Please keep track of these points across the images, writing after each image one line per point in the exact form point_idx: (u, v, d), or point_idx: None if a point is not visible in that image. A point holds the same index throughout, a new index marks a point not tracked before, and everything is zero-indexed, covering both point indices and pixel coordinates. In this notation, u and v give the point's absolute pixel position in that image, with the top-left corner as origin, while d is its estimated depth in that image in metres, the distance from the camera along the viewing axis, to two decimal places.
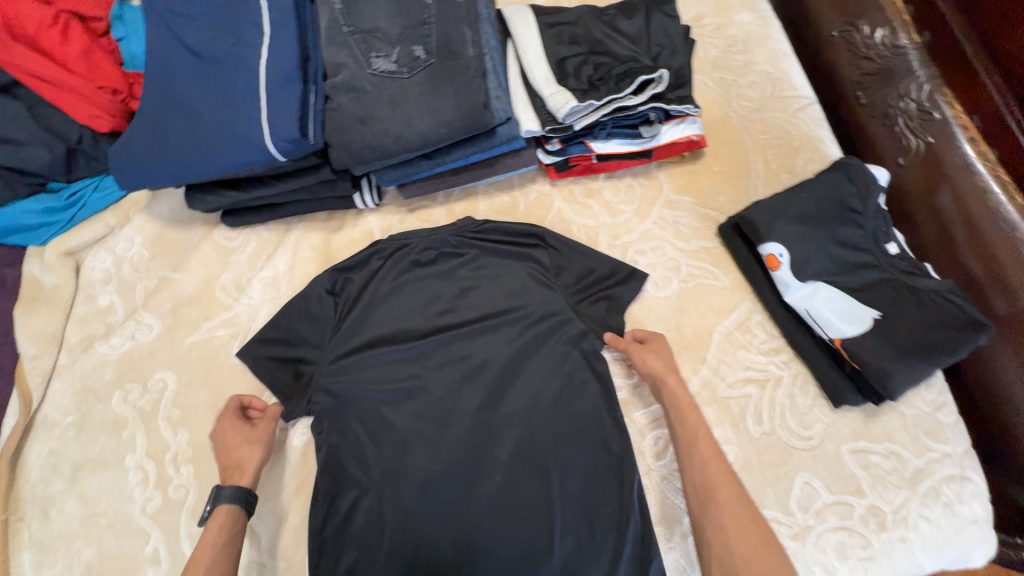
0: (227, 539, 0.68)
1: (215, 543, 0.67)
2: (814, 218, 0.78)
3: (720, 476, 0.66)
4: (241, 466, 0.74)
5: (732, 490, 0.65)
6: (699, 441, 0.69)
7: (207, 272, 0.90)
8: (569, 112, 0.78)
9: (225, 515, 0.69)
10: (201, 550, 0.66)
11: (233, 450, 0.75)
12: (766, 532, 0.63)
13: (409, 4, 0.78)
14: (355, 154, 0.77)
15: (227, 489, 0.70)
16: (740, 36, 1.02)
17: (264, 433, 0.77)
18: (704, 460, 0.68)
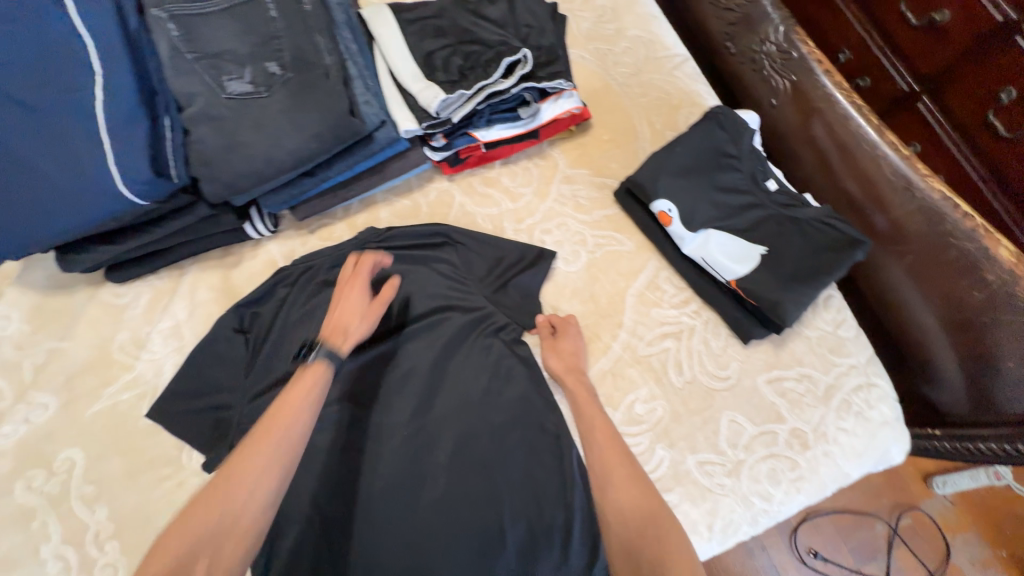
0: (314, 401, 0.63)
1: (308, 397, 0.63)
2: (694, 169, 0.81)
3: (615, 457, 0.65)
4: (347, 330, 0.71)
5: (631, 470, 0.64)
6: (599, 426, 0.70)
7: (102, 334, 0.84)
8: (441, 105, 0.78)
9: (317, 372, 0.65)
10: (294, 393, 0.63)
11: (346, 313, 0.73)
12: (661, 510, 0.60)
13: (254, 20, 0.74)
14: (228, 185, 0.73)
15: (327, 348, 0.67)
16: (608, 5, 1.04)
17: (373, 315, 0.75)
18: (602, 444, 0.67)
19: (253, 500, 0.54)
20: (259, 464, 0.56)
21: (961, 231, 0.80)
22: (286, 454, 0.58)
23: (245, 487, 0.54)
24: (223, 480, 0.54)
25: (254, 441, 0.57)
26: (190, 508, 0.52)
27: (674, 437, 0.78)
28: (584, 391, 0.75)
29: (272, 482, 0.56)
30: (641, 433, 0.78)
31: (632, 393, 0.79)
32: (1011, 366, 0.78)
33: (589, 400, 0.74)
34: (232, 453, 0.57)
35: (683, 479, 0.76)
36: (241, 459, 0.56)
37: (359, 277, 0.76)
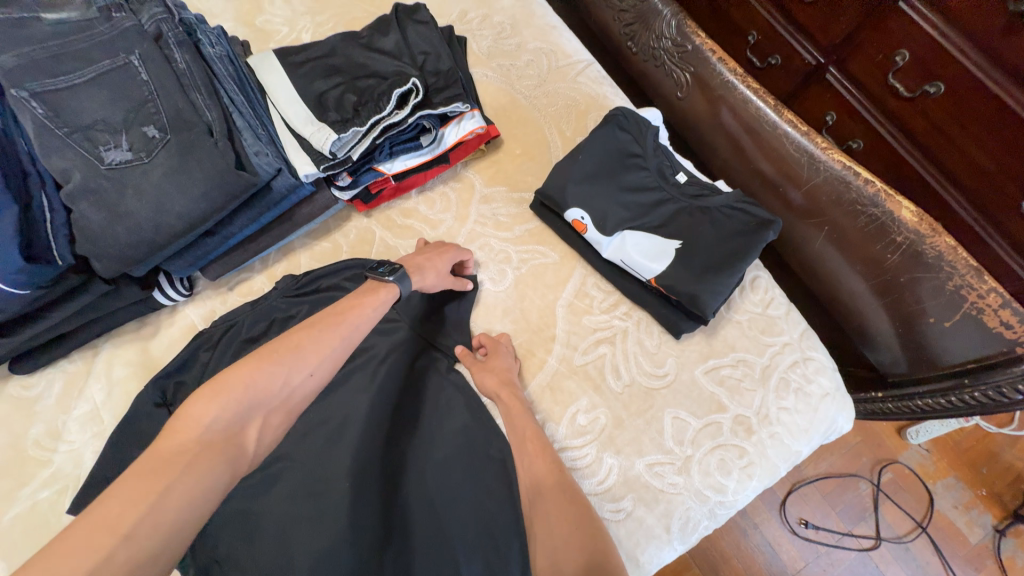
0: (378, 316, 0.68)
1: (375, 313, 0.68)
2: (600, 173, 0.82)
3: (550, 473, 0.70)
4: (421, 274, 0.76)
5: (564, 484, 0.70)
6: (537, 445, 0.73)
7: (13, 433, 0.79)
8: (335, 145, 0.77)
9: (386, 292, 0.70)
10: (368, 303, 0.68)
11: (429, 262, 0.78)
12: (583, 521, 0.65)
13: (124, 85, 0.71)
14: (120, 258, 0.70)
15: (404, 276, 0.73)
16: (506, 20, 1.04)
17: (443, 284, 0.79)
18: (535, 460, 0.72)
19: (306, 382, 0.59)
20: (317, 356, 0.60)
21: (865, 196, 0.81)
22: (344, 349, 0.63)
23: (305, 372, 0.59)
24: (290, 358, 0.58)
25: (318, 333, 0.62)
26: (253, 360, 0.56)
27: (620, 444, 0.77)
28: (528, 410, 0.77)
29: (323, 371, 0.61)
30: (587, 444, 0.77)
31: (573, 405, 0.79)
32: (936, 322, 0.78)
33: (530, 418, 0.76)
34: (300, 327, 0.62)
35: (634, 485, 0.75)
36: (310, 343, 0.60)
37: (459, 250, 0.83)
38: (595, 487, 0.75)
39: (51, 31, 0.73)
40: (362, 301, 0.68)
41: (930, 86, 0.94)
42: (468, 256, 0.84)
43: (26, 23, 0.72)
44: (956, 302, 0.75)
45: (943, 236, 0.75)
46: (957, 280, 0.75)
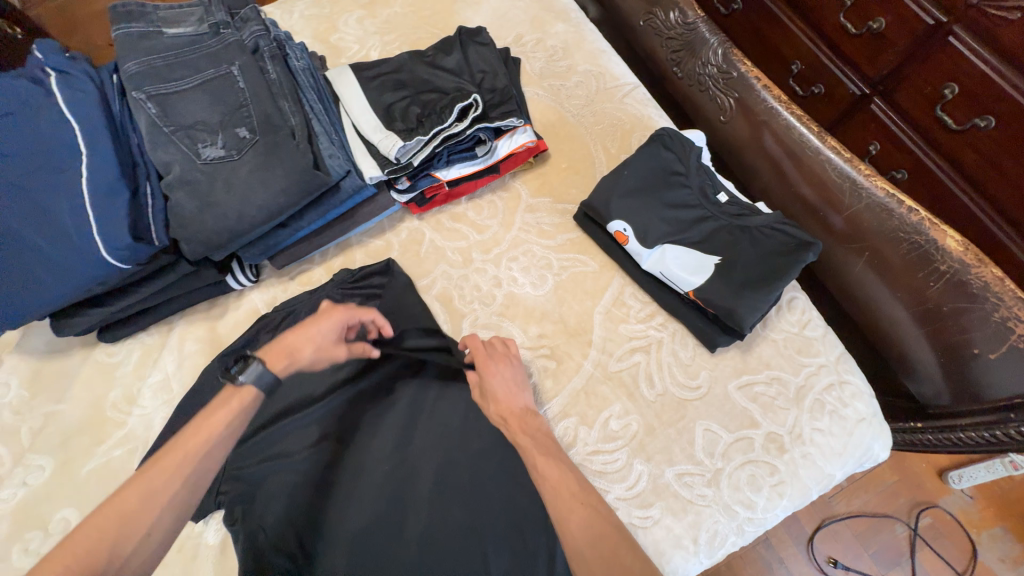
0: (235, 422, 0.64)
1: (230, 422, 0.63)
2: (643, 189, 0.86)
3: (606, 528, 0.63)
4: (290, 356, 0.70)
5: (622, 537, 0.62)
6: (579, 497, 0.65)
7: (95, 394, 0.88)
8: (400, 151, 0.84)
9: (242, 394, 0.65)
10: (221, 412, 0.63)
11: (300, 338, 0.71)
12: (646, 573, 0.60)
13: (223, 91, 0.81)
14: (205, 242, 0.78)
15: (257, 369, 0.66)
16: (559, 44, 1.10)
17: (331, 353, 0.74)
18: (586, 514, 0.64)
19: (159, 526, 0.56)
20: (168, 499, 0.57)
21: (908, 223, 0.82)
22: (187, 496, 0.59)
23: (141, 532, 0.55)
24: (133, 512, 0.56)
25: (167, 473, 0.58)
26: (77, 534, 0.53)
27: (650, 451, 0.79)
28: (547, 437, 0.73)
29: (179, 507, 0.58)
30: (618, 449, 0.79)
31: (606, 409, 0.82)
32: (980, 353, 0.78)
33: (558, 458, 0.71)
34: (136, 476, 0.58)
35: (664, 493, 0.77)
36: (142, 501, 0.56)
37: (341, 310, 0.75)
38: (624, 491, 0.77)
39: (168, 42, 0.83)
40: (212, 412, 0.64)
41: (981, 120, 0.94)
42: (357, 311, 0.77)
43: (150, 36, 0.83)
44: (1002, 334, 0.75)
45: (988, 267, 0.77)
46: (1004, 312, 0.75)
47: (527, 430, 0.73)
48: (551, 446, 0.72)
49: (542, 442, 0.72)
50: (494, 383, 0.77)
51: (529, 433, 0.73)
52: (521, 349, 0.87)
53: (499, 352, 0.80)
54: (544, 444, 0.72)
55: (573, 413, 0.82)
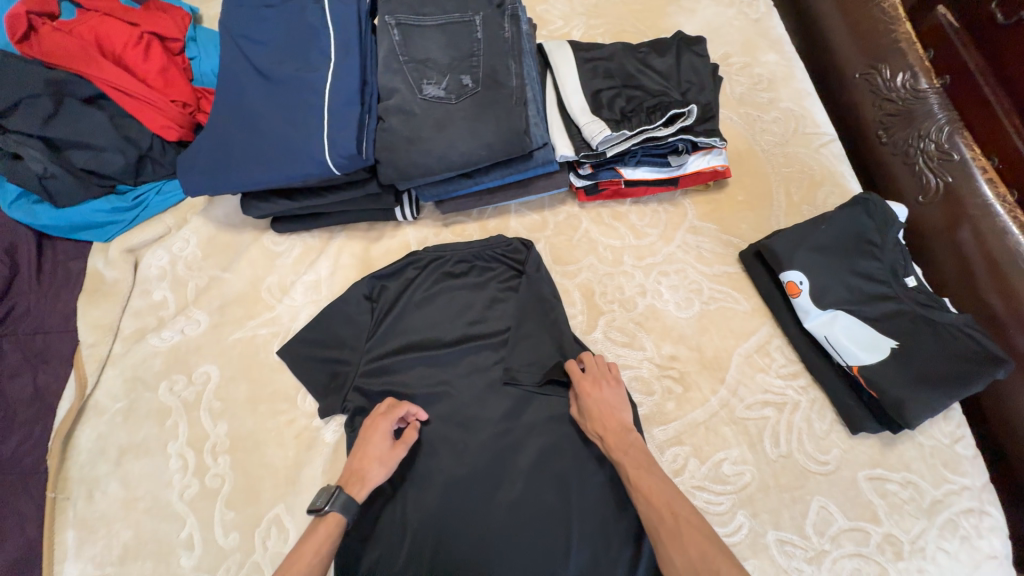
0: (321, 555, 0.65)
1: (317, 554, 0.65)
2: (833, 248, 0.81)
3: (702, 548, 0.59)
4: (363, 478, 0.73)
5: (725, 557, 0.58)
6: (674, 510, 0.63)
7: (255, 274, 0.96)
8: (603, 139, 0.83)
9: (329, 524, 0.68)
10: (307, 547, 0.65)
11: (365, 459, 0.75)
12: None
13: (461, 37, 0.84)
14: (401, 170, 0.82)
15: (341, 497, 0.69)
16: (766, 74, 1.07)
17: (392, 460, 0.76)
18: (683, 534, 0.60)
19: None
20: None
21: None
22: None
23: None
24: None
25: None
26: None
27: (758, 507, 0.77)
28: (642, 451, 0.71)
29: None
30: (724, 493, 0.78)
31: (722, 451, 0.80)
32: None
33: (655, 473, 0.68)
34: None
35: (759, 552, 0.75)
36: None
37: (383, 419, 0.78)
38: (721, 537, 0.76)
39: None
40: (302, 550, 0.66)
41: None
42: (394, 412, 0.79)
43: None
44: None
45: None
46: None
47: (622, 444, 0.71)
48: (647, 460, 0.70)
49: (636, 457, 0.70)
50: (591, 400, 0.76)
51: (625, 448, 0.71)
52: (649, 363, 0.87)
53: (599, 372, 0.79)
54: (640, 461, 0.69)
55: (687, 442, 0.81)
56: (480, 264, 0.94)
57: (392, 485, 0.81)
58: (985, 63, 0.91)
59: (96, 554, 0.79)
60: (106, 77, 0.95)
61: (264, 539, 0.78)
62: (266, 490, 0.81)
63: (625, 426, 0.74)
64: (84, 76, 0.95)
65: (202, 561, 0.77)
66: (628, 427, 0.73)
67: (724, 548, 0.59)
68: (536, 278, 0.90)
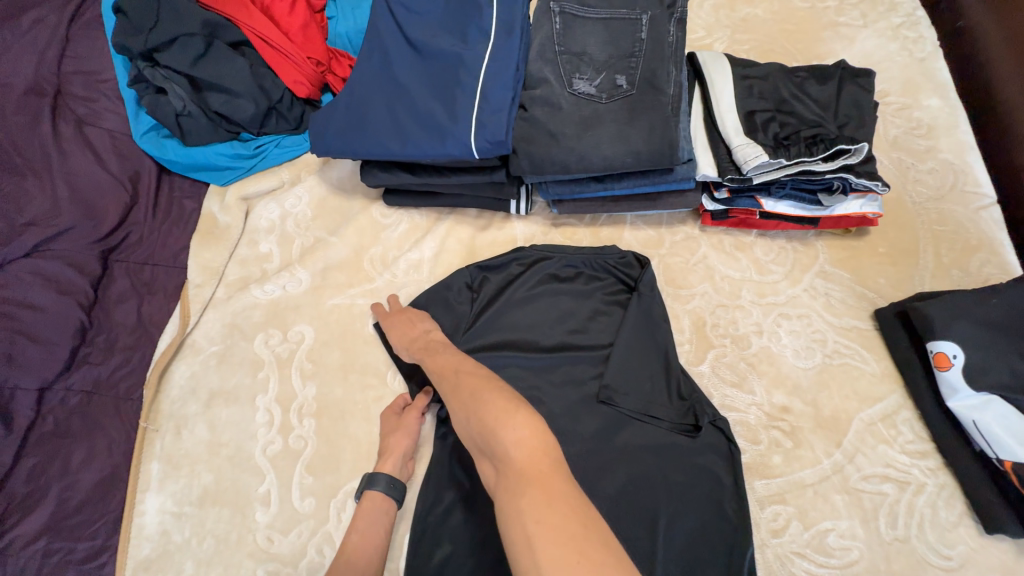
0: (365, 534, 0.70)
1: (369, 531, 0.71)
2: (999, 325, 0.73)
3: (471, 385, 0.63)
4: (390, 452, 0.77)
5: (490, 388, 0.61)
6: (458, 369, 0.68)
7: (361, 242, 0.96)
8: (756, 165, 0.78)
9: (372, 501, 0.73)
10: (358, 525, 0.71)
11: (390, 438, 0.79)
12: (551, 444, 0.54)
13: (623, 36, 0.80)
14: (535, 163, 0.79)
15: (375, 477, 0.75)
16: (926, 119, 0.98)
17: (410, 427, 0.79)
18: (461, 382, 0.65)
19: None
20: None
21: None
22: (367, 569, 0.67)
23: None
24: None
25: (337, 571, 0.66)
26: None
27: None
28: (439, 341, 0.77)
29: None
30: (827, 566, 0.71)
31: (831, 520, 0.74)
32: None
33: (451, 352, 0.74)
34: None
35: None
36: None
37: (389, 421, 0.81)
38: None
39: None
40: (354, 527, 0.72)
41: None
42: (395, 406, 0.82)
43: None
44: None
45: None
46: None
47: (422, 342, 0.78)
48: (442, 346, 0.76)
49: (432, 347, 0.76)
50: (395, 321, 0.83)
51: (426, 345, 0.78)
52: (758, 410, 0.81)
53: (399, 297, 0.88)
54: (434, 347, 0.76)
55: (791, 502, 0.75)
56: (587, 272, 0.90)
57: (472, 478, 0.78)
58: None
59: (177, 490, 0.80)
60: (252, 24, 0.96)
61: (337, 510, 0.77)
62: (346, 461, 0.80)
63: (424, 328, 0.81)
64: (231, 20, 0.96)
65: (276, 520, 0.77)
66: (428, 329, 0.80)
67: (494, 381, 0.63)
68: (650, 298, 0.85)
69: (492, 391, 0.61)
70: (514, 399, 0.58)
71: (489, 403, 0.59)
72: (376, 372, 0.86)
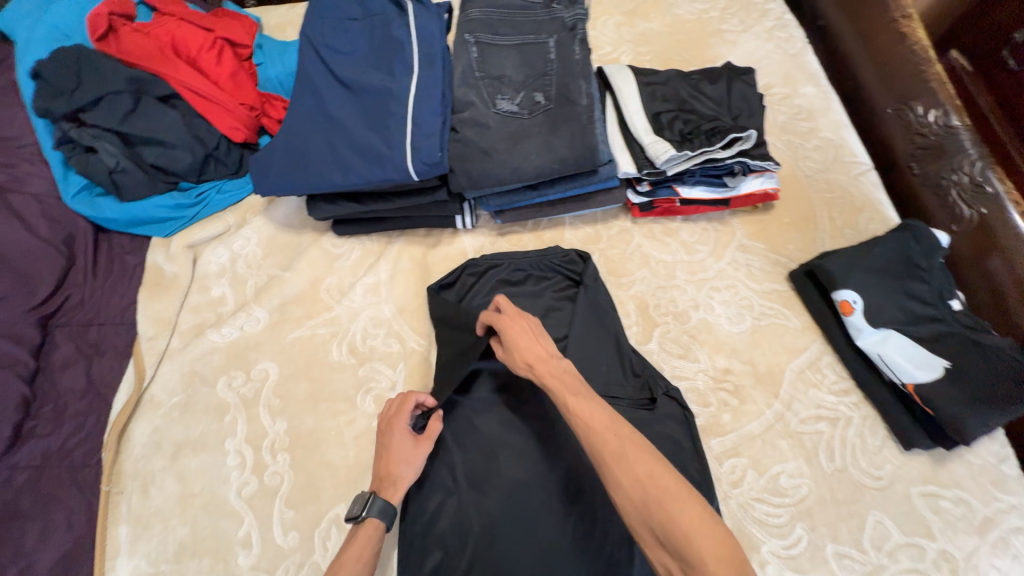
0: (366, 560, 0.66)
1: (359, 560, 0.66)
2: (883, 271, 0.86)
3: (647, 465, 0.55)
4: (394, 480, 0.72)
5: (672, 479, 0.54)
6: (618, 434, 0.59)
7: (315, 274, 0.98)
8: (667, 159, 0.87)
9: (370, 529, 0.69)
10: (350, 554, 0.66)
11: (392, 462, 0.73)
12: (746, 560, 0.48)
13: (535, 58, 0.89)
14: (473, 179, 0.85)
15: (378, 503, 0.69)
16: (805, 105, 1.14)
17: (419, 458, 0.74)
18: (628, 455, 0.56)
19: None
20: None
21: None
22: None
23: None
24: None
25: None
26: None
27: (816, 520, 0.78)
28: (575, 377, 0.67)
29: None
30: (782, 506, 0.79)
31: (780, 464, 0.82)
32: None
33: (592, 398, 0.64)
34: None
35: (820, 565, 0.75)
36: None
37: (399, 418, 0.75)
38: (781, 549, 0.76)
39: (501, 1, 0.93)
40: (346, 554, 0.67)
41: None
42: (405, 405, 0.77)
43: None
44: None
45: None
46: None
47: (554, 370, 0.67)
48: (580, 386, 0.66)
49: (569, 384, 0.66)
50: (515, 332, 0.72)
51: (556, 375, 0.67)
52: (704, 375, 0.89)
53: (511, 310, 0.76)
54: (573, 384, 0.66)
55: (744, 453, 0.83)
56: (536, 273, 0.97)
57: (455, 480, 0.81)
58: (996, 111, 1.01)
59: (150, 550, 0.77)
60: (180, 77, 0.99)
61: (323, 539, 0.77)
62: (326, 489, 0.81)
63: (556, 355, 0.70)
64: (158, 75, 0.99)
65: (260, 560, 0.76)
66: (555, 353, 0.70)
67: (669, 466, 0.55)
68: (594, 288, 0.92)
69: (675, 482, 0.54)
70: (703, 501, 0.52)
71: (672, 499, 0.52)
72: (344, 397, 0.88)
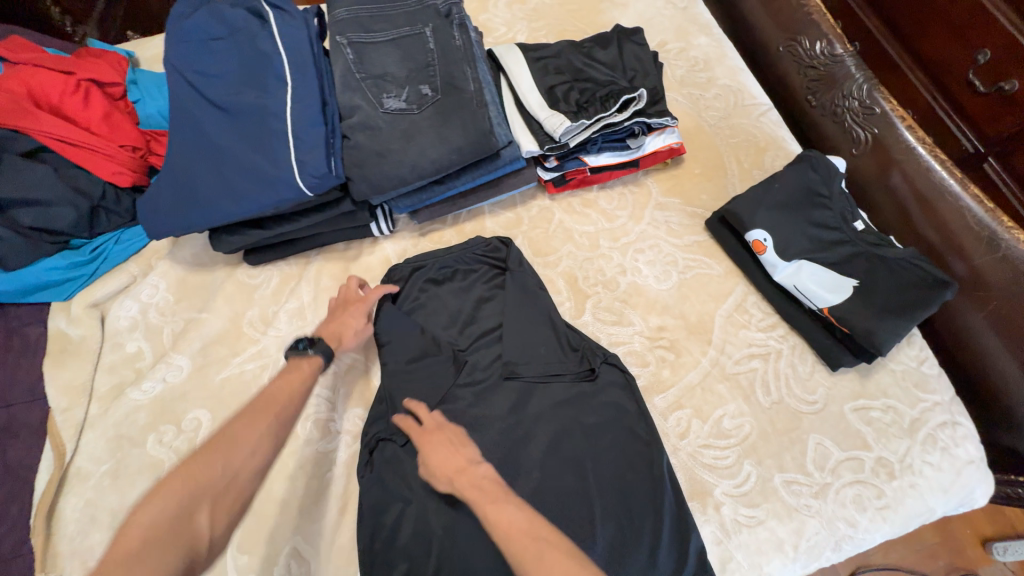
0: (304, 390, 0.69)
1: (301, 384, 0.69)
2: (788, 205, 0.88)
3: (565, 563, 0.53)
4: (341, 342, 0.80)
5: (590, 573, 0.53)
6: (537, 535, 0.57)
7: (235, 309, 0.94)
8: (564, 131, 0.87)
9: (311, 364, 0.72)
10: (292, 378, 0.69)
11: (343, 328, 0.82)
12: None
13: (416, 50, 0.87)
14: (373, 185, 0.82)
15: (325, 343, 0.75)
16: (701, 56, 1.15)
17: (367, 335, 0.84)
18: (545, 555, 0.54)
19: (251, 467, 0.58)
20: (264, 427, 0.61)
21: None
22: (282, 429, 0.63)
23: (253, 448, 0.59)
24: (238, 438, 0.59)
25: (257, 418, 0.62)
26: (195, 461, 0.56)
27: (762, 454, 0.80)
28: (494, 483, 0.64)
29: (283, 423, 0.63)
30: (728, 447, 0.81)
31: (720, 408, 0.84)
32: None
33: (509, 501, 0.62)
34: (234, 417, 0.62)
35: (770, 496, 0.78)
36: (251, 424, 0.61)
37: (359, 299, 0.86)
38: (732, 489, 0.78)
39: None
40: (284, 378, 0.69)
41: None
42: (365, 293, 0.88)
43: None
44: None
45: None
46: None
47: (473, 481, 0.65)
48: (500, 492, 0.63)
49: (490, 489, 0.63)
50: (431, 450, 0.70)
51: (475, 484, 0.64)
52: (639, 337, 0.90)
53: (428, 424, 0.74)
54: (492, 491, 0.63)
55: (687, 405, 0.84)
56: (462, 267, 0.95)
57: (411, 489, 0.79)
58: None
59: None
60: (44, 128, 0.91)
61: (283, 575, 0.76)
62: (280, 524, 0.79)
63: (474, 459, 0.68)
64: (19, 130, 0.91)
65: None
66: (475, 460, 0.68)
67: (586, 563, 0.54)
68: (520, 271, 0.92)
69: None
70: None
71: None
72: None
